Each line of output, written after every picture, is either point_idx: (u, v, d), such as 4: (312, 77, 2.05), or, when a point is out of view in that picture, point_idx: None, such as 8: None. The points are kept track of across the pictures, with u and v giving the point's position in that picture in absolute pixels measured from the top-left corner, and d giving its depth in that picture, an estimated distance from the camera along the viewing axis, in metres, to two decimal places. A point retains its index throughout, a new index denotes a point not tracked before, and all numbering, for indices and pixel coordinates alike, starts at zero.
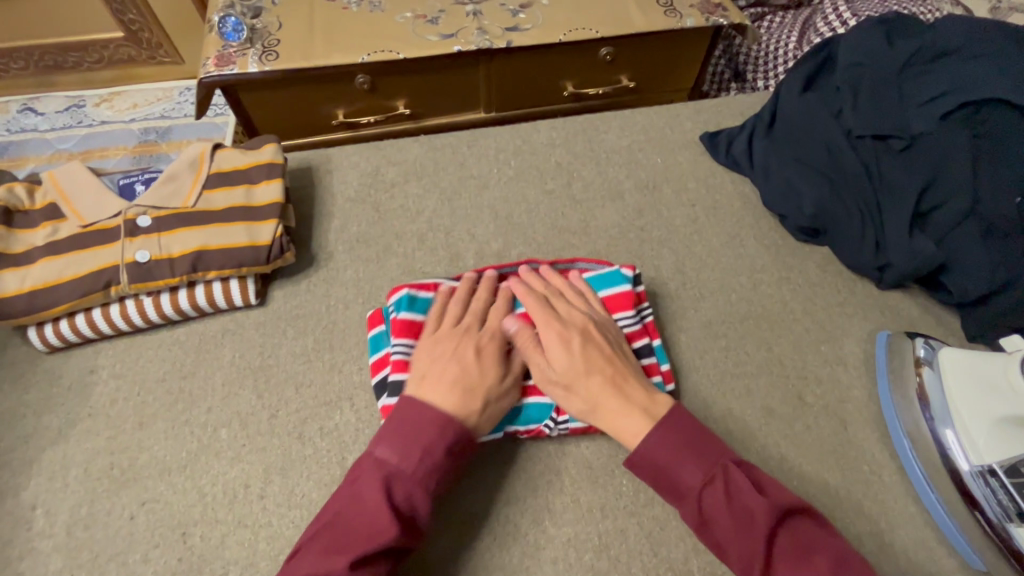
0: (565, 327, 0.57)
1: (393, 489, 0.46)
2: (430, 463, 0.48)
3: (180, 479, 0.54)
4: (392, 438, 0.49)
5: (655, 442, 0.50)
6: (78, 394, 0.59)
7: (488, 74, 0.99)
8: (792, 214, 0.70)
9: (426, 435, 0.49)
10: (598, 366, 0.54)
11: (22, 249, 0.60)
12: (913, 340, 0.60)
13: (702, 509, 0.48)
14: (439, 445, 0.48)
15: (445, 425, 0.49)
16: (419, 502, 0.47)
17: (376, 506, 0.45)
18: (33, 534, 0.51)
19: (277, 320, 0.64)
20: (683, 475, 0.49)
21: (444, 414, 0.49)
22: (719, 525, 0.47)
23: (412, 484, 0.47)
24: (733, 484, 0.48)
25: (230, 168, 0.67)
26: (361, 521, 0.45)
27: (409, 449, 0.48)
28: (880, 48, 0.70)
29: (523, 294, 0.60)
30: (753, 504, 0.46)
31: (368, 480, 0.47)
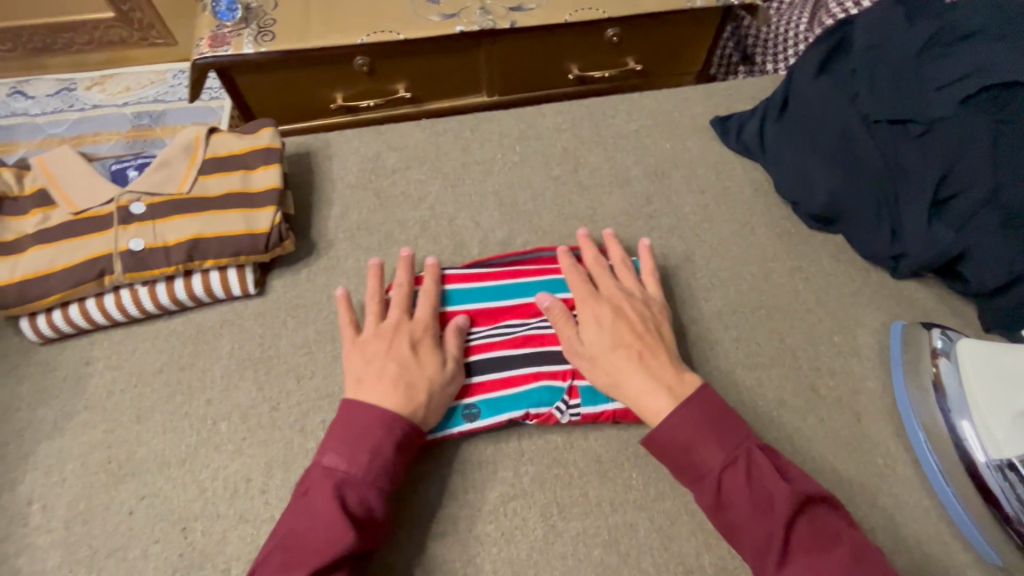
0: (599, 301, 0.57)
1: (346, 495, 0.46)
2: (379, 463, 0.48)
3: (180, 473, 0.53)
4: (339, 444, 0.48)
5: (679, 419, 0.49)
6: (73, 387, 0.57)
7: (491, 56, 0.96)
8: (804, 201, 0.69)
9: (372, 437, 0.48)
10: (628, 341, 0.54)
11: (12, 238, 0.58)
12: (929, 331, 0.60)
13: (721, 491, 0.47)
14: (387, 444, 0.48)
15: (389, 424, 0.49)
16: (375, 503, 0.47)
17: (330, 515, 0.44)
18: (30, 530, 0.50)
19: (276, 310, 0.63)
20: (704, 456, 0.48)
21: (388, 415, 0.49)
22: (737, 508, 0.46)
23: (366, 487, 0.47)
24: (755, 467, 0.47)
25: (226, 153, 0.65)
26: (316, 531, 0.44)
27: (356, 453, 0.47)
28: (899, 28, 0.67)
29: (570, 266, 0.61)
30: (775, 487, 0.46)
31: (320, 489, 0.46)
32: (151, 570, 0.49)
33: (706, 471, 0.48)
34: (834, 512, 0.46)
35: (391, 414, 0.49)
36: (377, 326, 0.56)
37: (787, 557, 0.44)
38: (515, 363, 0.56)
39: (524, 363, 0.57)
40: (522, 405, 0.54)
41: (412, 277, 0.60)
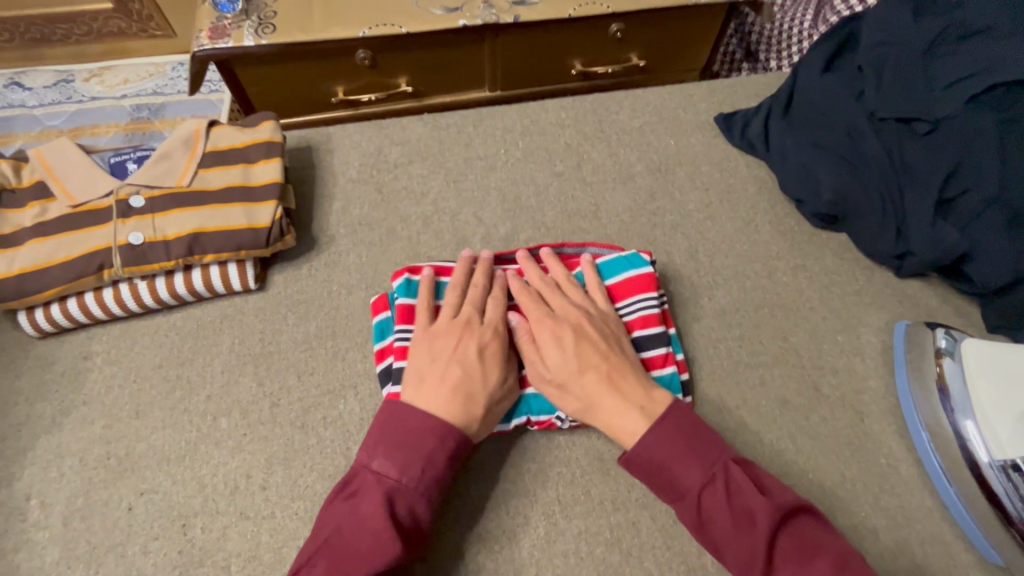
0: (555, 323, 0.55)
1: (395, 503, 0.46)
2: (430, 474, 0.47)
3: (179, 469, 0.53)
4: (390, 449, 0.47)
5: (653, 440, 0.48)
6: (71, 382, 0.57)
7: (493, 51, 0.95)
8: (810, 199, 0.69)
9: (425, 446, 0.48)
10: (593, 363, 0.53)
11: (10, 230, 0.57)
12: (933, 331, 0.59)
13: (702, 509, 0.46)
14: (439, 455, 0.48)
15: (445, 435, 0.48)
16: (421, 513, 0.46)
17: (379, 523, 0.44)
18: (28, 525, 0.50)
19: (277, 305, 0.62)
20: (682, 475, 0.47)
21: (445, 426, 0.48)
22: (719, 525, 0.46)
23: (414, 497, 0.46)
24: (734, 482, 0.46)
25: (227, 146, 0.65)
26: (363, 537, 0.44)
27: (408, 461, 0.47)
28: (906, 25, 0.67)
29: (515, 289, 0.58)
30: (754, 503, 0.45)
31: (369, 494, 0.45)
32: (150, 567, 0.48)
33: (685, 490, 0.47)
34: (817, 521, 0.46)
35: (449, 426, 0.48)
36: (448, 324, 0.55)
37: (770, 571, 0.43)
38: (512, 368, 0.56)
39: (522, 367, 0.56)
40: (523, 412, 0.54)
41: (490, 281, 0.59)
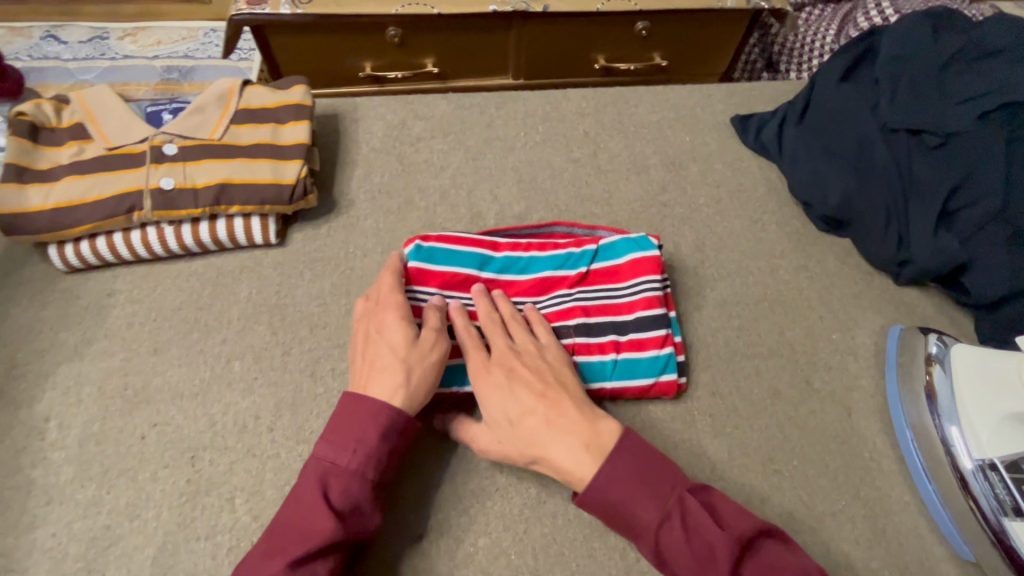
0: (491, 369, 0.52)
1: (330, 485, 0.45)
2: (363, 454, 0.46)
3: (192, 405, 0.55)
4: (327, 433, 0.47)
5: (605, 479, 0.45)
6: (95, 315, 0.59)
7: (521, 39, 0.97)
8: (816, 203, 0.70)
9: (358, 428, 0.47)
10: (529, 407, 0.49)
11: (47, 166, 0.60)
12: (926, 337, 0.61)
13: (661, 548, 0.44)
14: (372, 434, 0.47)
15: (378, 412, 0.48)
16: (359, 494, 0.45)
17: (313, 505, 0.44)
18: (46, 445, 0.52)
19: (295, 261, 0.64)
20: (637, 514, 0.45)
21: (371, 404, 0.48)
22: (678, 564, 0.44)
23: (350, 478, 0.46)
24: (690, 516, 0.44)
25: (259, 106, 0.67)
26: (299, 520, 0.44)
27: (343, 444, 0.47)
28: (925, 41, 0.69)
29: (461, 327, 0.55)
30: (714, 540, 0.43)
31: (306, 479, 0.45)
32: (159, 494, 0.51)
33: (641, 529, 0.45)
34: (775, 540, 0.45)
35: (380, 401, 0.48)
36: (360, 325, 0.55)
37: None
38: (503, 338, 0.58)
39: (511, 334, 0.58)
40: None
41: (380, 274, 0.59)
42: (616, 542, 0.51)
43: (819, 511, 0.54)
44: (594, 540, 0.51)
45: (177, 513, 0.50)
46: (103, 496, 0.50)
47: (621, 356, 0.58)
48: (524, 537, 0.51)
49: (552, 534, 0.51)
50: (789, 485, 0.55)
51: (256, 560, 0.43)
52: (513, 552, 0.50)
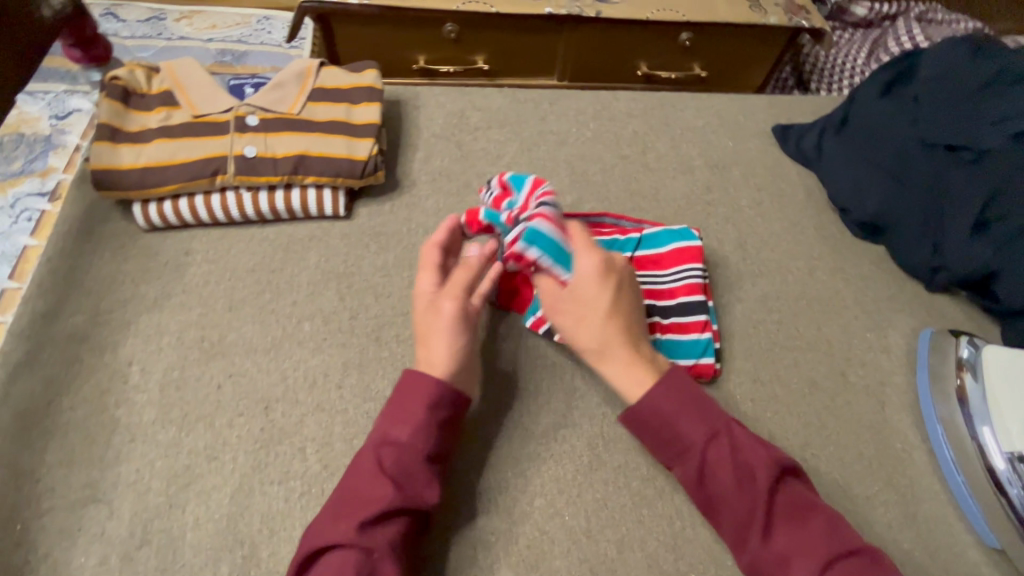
0: (607, 270, 0.54)
1: (385, 454, 0.47)
2: (416, 426, 0.48)
3: (266, 360, 0.58)
4: (385, 412, 0.50)
5: (664, 393, 0.51)
6: (173, 272, 0.62)
7: (569, 43, 1.02)
8: (854, 209, 0.75)
9: (409, 403, 0.49)
10: (621, 319, 0.53)
11: (136, 129, 0.63)
12: (957, 340, 0.63)
13: (705, 464, 0.48)
14: (421, 409, 0.49)
15: (425, 386, 0.49)
16: (414, 465, 0.47)
17: (372, 473, 0.46)
18: (129, 387, 0.55)
19: (360, 234, 0.68)
20: (688, 430, 0.49)
21: (417, 380, 0.50)
22: (720, 480, 0.48)
23: (406, 449, 0.47)
24: (736, 439, 0.48)
25: (334, 85, 0.71)
26: (361, 488, 0.46)
27: (398, 418, 0.49)
28: (965, 63, 0.72)
29: (581, 229, 0.56)
30: (755, 460, 0.47)
31: (366, 451, 0.48)
32: (235, 439, 0.53)
33: (687, 445, 0.49)
34: (805, 485, 0.49)
35: (427, 376, 0.50)
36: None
37: (767, 528, 0.46)
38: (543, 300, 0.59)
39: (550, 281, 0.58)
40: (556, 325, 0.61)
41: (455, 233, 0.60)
42: (664, 511, 0.54)
43: (854, 494, 0.57)
44: (642, 508, 0.54)
45: (252, 457, 0.53)
46: (183, 438, 0.53)
47: (663, 337, 0.61)
48: (577, 500, 0.53)
49: (604, 500, 0.54)
50: (825, 468, 0.58)
51: (324, 524, 0.44)
52: (566, 513, 0.53)
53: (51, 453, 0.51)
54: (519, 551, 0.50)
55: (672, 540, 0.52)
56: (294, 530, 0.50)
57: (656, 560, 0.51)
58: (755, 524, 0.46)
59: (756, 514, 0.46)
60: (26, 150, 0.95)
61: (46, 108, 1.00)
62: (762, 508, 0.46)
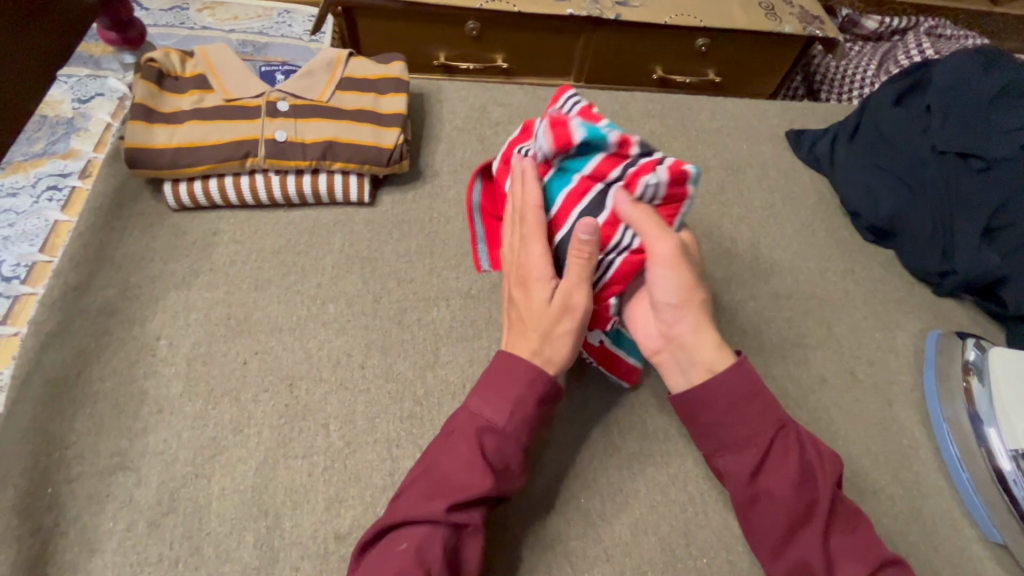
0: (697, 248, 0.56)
1: (486, 440, 0.46)
2: (520, 416, 0.47)
3: (290, 338, 0.59)
4: (485, 391, 0.48)
5: (743, 377, 0.49)
6: (200, 251, 0.64)
7: (588, 44, 1.04)
8: (866, 212, 0.76)
9: (515, 389, 0.48)
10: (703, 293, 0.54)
11: (170, 111, 0.65)
12: (964, 342, 0.65)
13: (771, 454, 0.47)
14: (529, 400, 0.48)
15: (531, 375, 0.48)
16: (512, 456, 0.47)
17: (473, 458, 0.45)
18: (157, 360, 0.56)
19: (383, 221, 0.69)
20: (760, 417, 0.48)
21: (531, 371, 0.48)
22: (784, 471, 0.47)
23: (505, 439, 0.47)
24: (803, 436, 0.48)
25: (362, 76, 0.72)
26: (457, 470, 0.45)
27: (499, 403, 0.48)
28: (975, 76, 0.75)
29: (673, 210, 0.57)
30: (819, 459, 0.48)
31: (466, 431, 0.47)
32: (260, 413, 0.55)
33: (755, 433, 0.48)
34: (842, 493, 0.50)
35: (535, 367, 0.48)
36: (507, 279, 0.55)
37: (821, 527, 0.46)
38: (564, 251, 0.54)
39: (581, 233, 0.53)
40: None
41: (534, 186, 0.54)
42: (677, 497, 0.55)
43: (861, 488, 0.58)
44: (656, 493, 0.55)
45: (276, 432, 0.54)
46: (209, 411, 0.54)
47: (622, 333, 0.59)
48: (592, 484, 0.55)
49: (618, 484, 0.55)
50: None
51: (415, 499, 0.44)
52: (582, 496, 0.54)
53: (81, 420, 0.52)
54: (536, 531, 0.52)
55: (684, 526, 0.53)
56: (317, 504, 0.51)
57: (668, 544, 0.52)
58: (813, 521, 0.46)
59: (817, 510, 0.46)
60: (48, 132, 0.96)
61: (70, 91, 1.01)
62: (826, 505, 0.46)
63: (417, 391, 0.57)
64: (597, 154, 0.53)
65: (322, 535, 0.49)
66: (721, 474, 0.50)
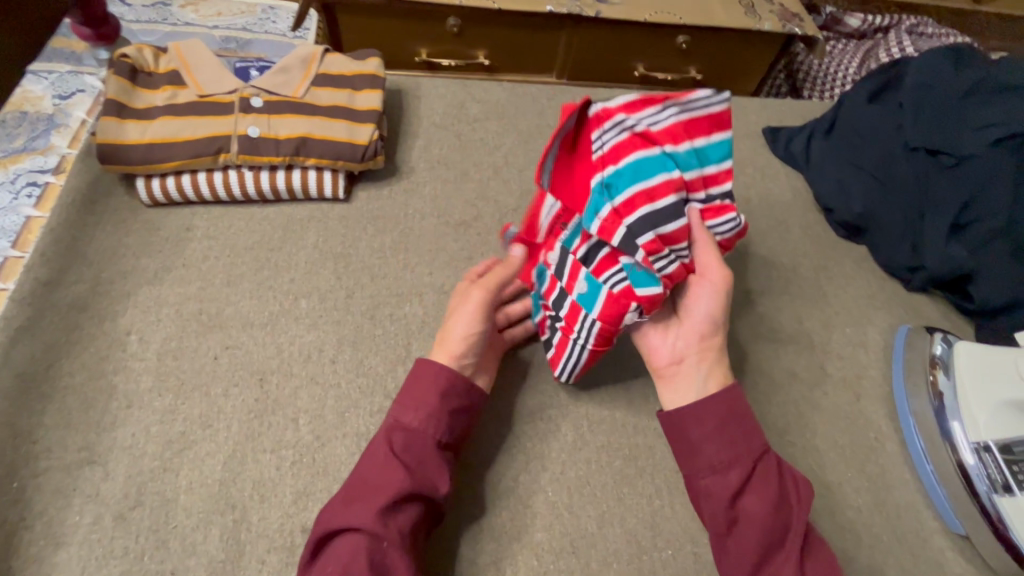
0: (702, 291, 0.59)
1: (396, 439, 0.50)
2: (425, 411, 0.51)
3: (262, 333, 0.59)
4: (397, 397, 0.52)
5: (732, 398, 0.52)
6: (173, 246, 0.64)
7: (569, 41, 1.05)
8: (839, 209, 0.77)
9: (419, 390, 0.52)
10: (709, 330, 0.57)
11: (143, 106, 0.65)
12: (932, 337, 0.66)
13: (754, 474, 0.49)
14: (432, 396, 0.52)
15: (432, 374, 0.52)
16: (423, 451, 0.49)
17: (383, 458, 0.48)
18: (127, 355, 0.56)
19: (358, 216, 0.69)
20: (745, 436, 0.50)
21: (433, 370, 0.52)
22: (765, 490, 0.47)
23: (414, 435, 0.50)
24: (781, 461, 0.50)
25: (337, 72, 0.72)
26: (372, 472, 0.48)
27: (408, 404, 0.52)
28: (947, 73, 0.76)
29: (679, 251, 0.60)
30: (795, 482, 0.49)
31: (378, 435, 0.50)
32: (230, 408, 0.55)
33: (738, 456, 0.49)
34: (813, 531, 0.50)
35: (436, 365, 0.53)
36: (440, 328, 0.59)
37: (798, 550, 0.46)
38: (643, 229, 0.49)
39: (665, 220, 0.50)
40: (571, 238, 0.55)
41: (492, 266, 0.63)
42: (644, 489, 0.55)
43: (827, 480, 0.59)
44: (624, 486, 0.55)
45: (245, 426, 0.54)
46: (179, 405, 0.54)
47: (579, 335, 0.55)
48: (560, 477, 0.55)
49: (586, 477, 0.56)
50: (801, 455, 0.60)
51: (338, 507, 0.47)
52: (550, 489, 0.55)
53: (49, 415, 0.52)
54: (503, 524, 0.52)
55: (651, 518, 0.54)
56: (285, 497, 0.51)
57: (634, 536, 0.53)
58: (788, 546, 0.46)
59: (790, 535, 0.47)
60: (28, 128, 0.95)
61: (50, 88, 1.00)
62: (801, 527, 0.47)
63: (388, 385, 0.58)
64: (709, 167, 0.53)
65: (289, 528, 0.50)
66: (699, 498, 0.50)
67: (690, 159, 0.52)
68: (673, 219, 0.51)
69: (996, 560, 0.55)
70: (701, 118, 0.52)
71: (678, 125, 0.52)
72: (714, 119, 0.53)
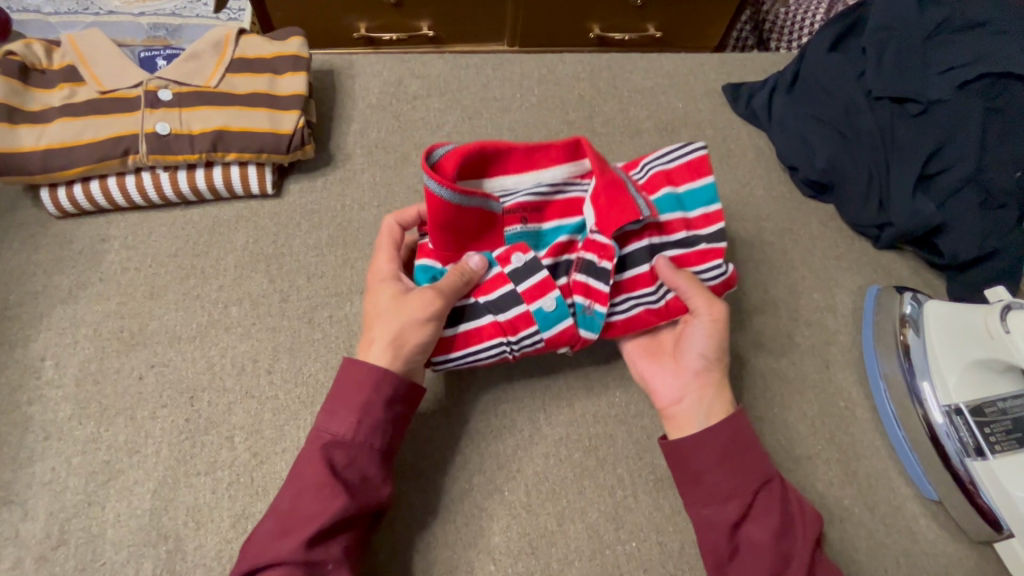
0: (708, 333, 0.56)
1: (332, 457, 0.44)
2: (367, 424, 0.45)
3: (190, 348, 0.55)
4: (327, 404, 0.46)
5: (737, 423, 0.49)
6: (89, 260, 0.59)
7: (517, 4, 0.98)
8: (803, 167, 0.72)
9: (360, 396, 0.46)
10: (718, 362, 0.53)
11: (38, 109, 0.60)
12: (902, 296, 0.62)
13: (758, 501, 0.46)
14: (376, 405, 0.46)
15: (367, 378, 0.46)
16: (367, 467, 0.45)
17: (319, 481, 0.43)
18: (43, 383, 0.53)
19: (292, 212, 0.65)
20: (751, 463, 0.47)
21: (375, 372, 0.46)
22: (770, 519, 0.45)
23: (355, 450, 0.45)
24: (787, 486, 0.48)
25: (254, 56, 0.66)
26: (305, 498, 0.42)
27: (341, 414, 0.45)
28: (911, 11, 0.70)
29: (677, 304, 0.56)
30: (804, 508, 0.47)
31: (309, 451, 0.44)
32: (158, 431, 0.51)
33: (739, 485, 0.47)
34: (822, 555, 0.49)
35: (377, 368, 0.46)
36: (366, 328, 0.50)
37: None
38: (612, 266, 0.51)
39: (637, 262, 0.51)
40: (535, 244, 0.50)
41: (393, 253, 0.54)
42: (605, 481, 0.53)
43: (797, 454, 0.56)
44: (584, 479, 0.53)
45: (175, 450, 0.51)
46: (101, 433, 0.51)
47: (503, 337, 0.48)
48: (517, 475, 0.53)
49: (545, 473, 0.53)
50: (768, 431, 0.57)
51: (268, 539, 0.42)
52: (506, 488, 0.52)
53: None
54: (456, 529, 0.50)
55: (613, 510, 0.52)
56: (222, 521, 0.48)
57: (596, 531, 0.51)
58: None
59: (793, 564, 0.45)
60: None
61: None
62: (805, 557, 0.45)
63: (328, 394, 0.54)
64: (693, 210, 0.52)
65: (225, 555, 0.47)
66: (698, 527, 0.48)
67: (667, 204, 0.51)
68: (636, 264, 0.51)
69: (970, 524, 0.53)
70: (682, 164, 0.52)
71: (663, 171, 0.52)
72: (694, 164, 0.52)
